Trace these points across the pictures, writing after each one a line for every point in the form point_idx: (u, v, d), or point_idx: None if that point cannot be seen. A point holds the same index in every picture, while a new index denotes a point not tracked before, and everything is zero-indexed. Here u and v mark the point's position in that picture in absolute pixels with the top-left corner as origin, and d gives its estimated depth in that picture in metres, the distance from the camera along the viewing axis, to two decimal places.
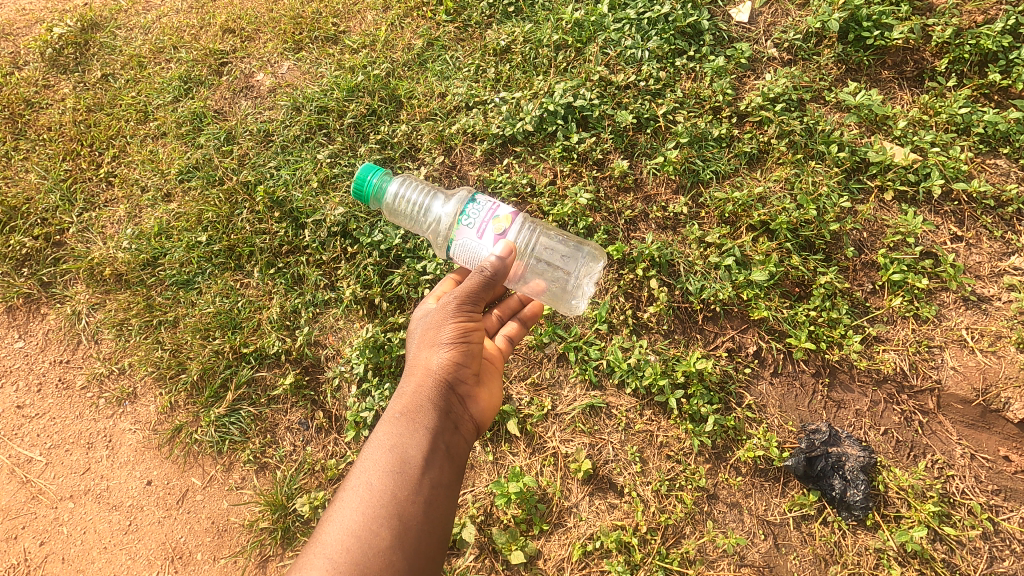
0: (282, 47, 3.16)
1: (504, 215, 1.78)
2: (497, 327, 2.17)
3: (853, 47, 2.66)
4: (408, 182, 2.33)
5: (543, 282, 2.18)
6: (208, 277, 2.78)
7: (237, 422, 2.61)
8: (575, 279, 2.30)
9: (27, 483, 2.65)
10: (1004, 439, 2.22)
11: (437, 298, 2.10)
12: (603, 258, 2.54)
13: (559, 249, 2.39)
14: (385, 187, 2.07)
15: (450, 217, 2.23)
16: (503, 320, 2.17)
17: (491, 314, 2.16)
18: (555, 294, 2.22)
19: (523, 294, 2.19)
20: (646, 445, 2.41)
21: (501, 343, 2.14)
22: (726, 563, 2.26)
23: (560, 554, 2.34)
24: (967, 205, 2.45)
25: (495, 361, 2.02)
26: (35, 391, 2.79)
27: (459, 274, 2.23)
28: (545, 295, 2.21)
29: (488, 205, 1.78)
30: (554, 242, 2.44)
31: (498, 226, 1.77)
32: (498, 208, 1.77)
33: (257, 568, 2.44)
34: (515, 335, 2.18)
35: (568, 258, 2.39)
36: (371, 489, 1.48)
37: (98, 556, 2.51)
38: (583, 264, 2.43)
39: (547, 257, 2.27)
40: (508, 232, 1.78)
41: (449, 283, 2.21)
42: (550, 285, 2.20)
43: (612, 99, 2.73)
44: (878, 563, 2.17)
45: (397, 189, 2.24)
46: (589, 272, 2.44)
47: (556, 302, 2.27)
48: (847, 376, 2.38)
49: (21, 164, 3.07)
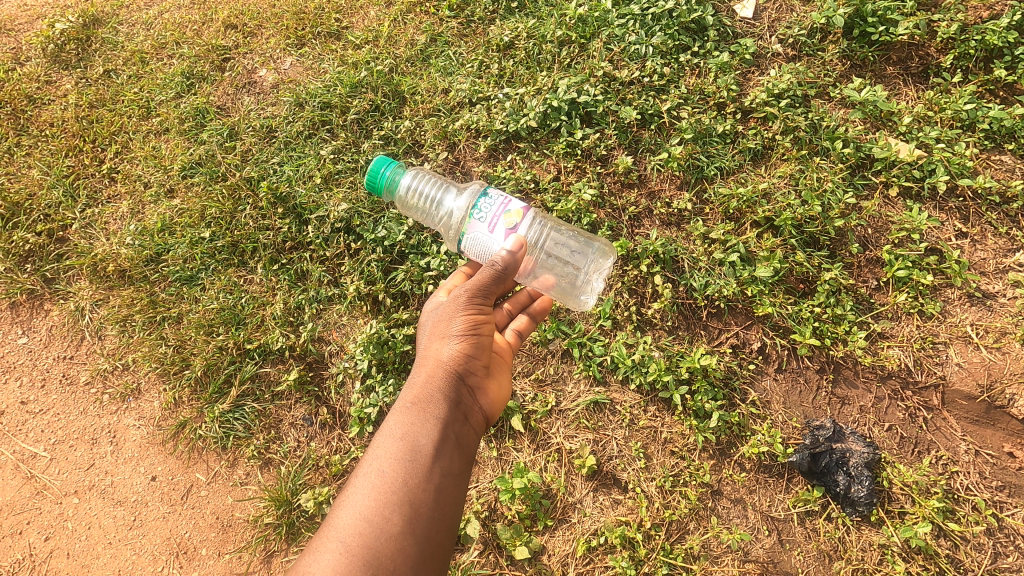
0: (284, 42, 3.15)
1: (516, 209, 1.76)
2: (507, 321, 2.16)
3: (859, 42, 2.65)
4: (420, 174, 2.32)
5: (552, 276, 2.18)
6: (211, 273, 2.78)
7: (241, 418, 2.61)
8: (584, 274, 2.26)
9: (32, 478, 2.65)
10: (1008, 435, 2.23)
11: (449, 291, 2.10)
12: (613, 254, 2.52)
13: (569, 244, 2.35)
14: (398, 179, 2.06)
15: (463, 210, 2.17)
16: (513, 314, 2.17)
17: (501, 307, 2.15)
18: (564, 289, 2.21)
19: (534, 289, 2.19)
20: (650, 441, 2.41)
21: (511, 338, 2.12)
22: (731, 559, 2.25)
23: (564, 550, 2.34)
24: (972, 201, 2.44)
25: (504, 355, 2.03)
26: (39, 386, 2.79)
27: (469, 268, 2.22)
28: (554, 290, 2.21)
29: (500, 200, 1.77)
30: (565, 237, 2.41)
31: (509, 220, 1.75)
32: (510, 202, 1.76)
33: (262, 563, 2.44)
34: (524, 330, 2.16)
35: (578, 253, 2.33)
36: (383, 475, 1.48)
37: (103, 551, 2.52)
38: (593, 259, 2.37)
39: (557, 252, 2.23)
40: (519, 226, 1.76)
41: (459, 277, 2.20)
42: (559, 279, 2.20)
43: (616, 94, 2.72)
44: (883, 558, 2.17)
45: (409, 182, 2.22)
46: (600, 268, 2.38)
47: (564, 296, 2.26)
48: (852, 372, 2.38)
49: (23, 159, 3.06)
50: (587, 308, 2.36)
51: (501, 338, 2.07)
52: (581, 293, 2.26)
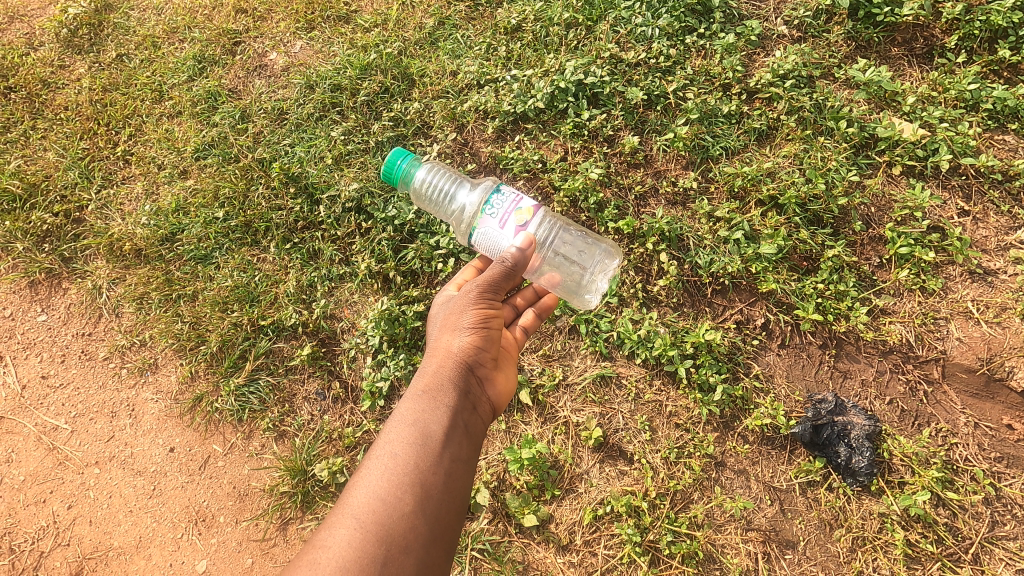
0: (294, 26, 3.17)
1: (528, 207, 1.83)
2: (514, 315, 2.20)
3: (863, 24, 2.67)
4: (433, 170, 2.42)
5: (557, 274, 2.24)
6: (225, 252, 2.83)
7: (256, 391, 2.68)
8: (590, 274, 2.34)
9: (54, 450, 2.73)
10: (1007, 408, 2.27)
11: (458, 286, 2.17)
12: (619, 257, 2.57)
13: (576, 243, 2.43)
14: (413, 172, 2.15)
15: (475, 206, 2.28)
16: (520, 310, 2.19)
17: (510, 303, 2.18)
18: (570, 288, 2.29)
19: (540, 286, 2.23)
20: (655, 414, 2.47)
21: (517, 334, 2.17)
22: (733, 527, 2.33)
23: (571, 518, 2.42)
24: (975, 180, 2.47)
25: (512, 349, 2.08)
26: (59, 361, 2.86)
27: (479, 263, 2.29)
28: (560, 287, 2.26)
29: (512, 197, 1.83)
30: (574, 236, 2.48)
31: (520, 217, 1.82)
32: (522, 200, 1.82)
33: (278, 530, 2.53)
34: (530, 326, 2.20)
35: (585, 252, 2.42)
36: (396, 458, 1.54)
37: (125, 518, 2.61)
38: (599, 260, 2.46)
39: (564, 252, 2.32)
40: (529, 224, 1.83)
41: (470, 272, 2.27)
42: (564, 278, 2.26)
43: (623, 76, 2.74)
44: (882, 526, 2.23)
45: (423, 176, 2.32)
46: (605, 268, 2.48)
47: (569, 294, 2.34)
48: (854, 348, 2.43)
49: (39, 142, 3.11)
50: (593, 306, 2.49)
51: (509, 333, 2.12)
52: (585, 292, 2.35)
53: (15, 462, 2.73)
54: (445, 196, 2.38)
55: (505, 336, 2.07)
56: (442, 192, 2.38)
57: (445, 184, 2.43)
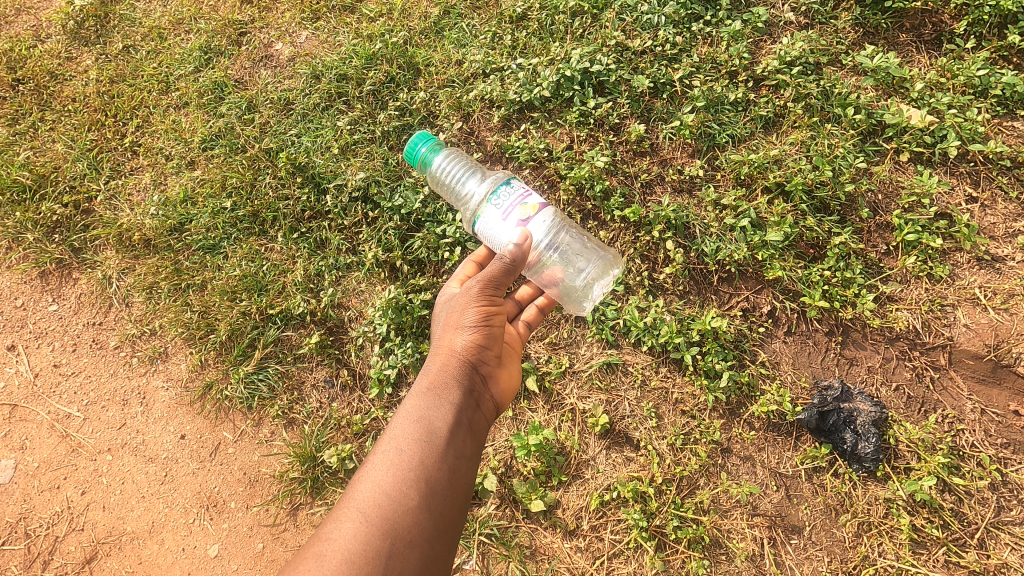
0: (299, 16, 3.17)
1: (533, 204, 1.85)
2: (517, 310, 2.23)
3: (871, 10, 2.66)
4: (456, 155, 2.49)
5: (557, 271, 2.16)
6: (233, 242, 2.85)
7: (265, 379, 2.71)
8: (593, 274, 2.34)
9: (67, 437, 2.76)
10: (1014, 395, 2.27)
11: (460, 282, 2.19)
12: (621, 259, 2.57)
13: (581, 244, 2.45)
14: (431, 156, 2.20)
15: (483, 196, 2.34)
16: (522, 304, 2.22)
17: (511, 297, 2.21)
18: (566, 287, 2.21)
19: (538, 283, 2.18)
20: (661, 401, 2.48)
21: (521, 329, 2.18)
22: (739, 512, 2.34)
23: (578, 504, 2.44)
24: (983, 166, 2.46)
25: (515, 346, 2.09)
26: (70, 350, 2.89)
27: (482, 255, 2.26)
28: (558, 285, 2.19)
29: (520, 191, 1.86)
30: (577, 239, 2.48)
31: (523, 212, 1.83)
32: (529, 196, 1.85)
33: (288, 515, 2.56)
34: (534, 321, 2.21)
35: (588, 253, 2.42)
36: (401, 454, 1.56)
37: (137, 504, 2.64)
38: (601, 263, 2.45)
39: (564, 252, 2.26)
40: (531, 220, 1.84)
41: (470, 265, 2.25)
42: (563, 276, 2.19)
43: (629, 64, 2.75)
44: (888, 511, 2.25)
45: (441, 162, 2.38)
46: (607, 272, 2.44)
47: (565, 298, 2.28)
48: (860, 335, 2.43)
49: (48, 134, 3.13)
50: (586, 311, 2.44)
51: (512, 328, 2.13)
52: (580, 297, 2.30)
53: (28, 449, 2.76)
54: (459, 178, 2.44)
55: (511, 334, 2.10)
56: (457, 177, 2.43)
57: (465, 169, 2.49)
